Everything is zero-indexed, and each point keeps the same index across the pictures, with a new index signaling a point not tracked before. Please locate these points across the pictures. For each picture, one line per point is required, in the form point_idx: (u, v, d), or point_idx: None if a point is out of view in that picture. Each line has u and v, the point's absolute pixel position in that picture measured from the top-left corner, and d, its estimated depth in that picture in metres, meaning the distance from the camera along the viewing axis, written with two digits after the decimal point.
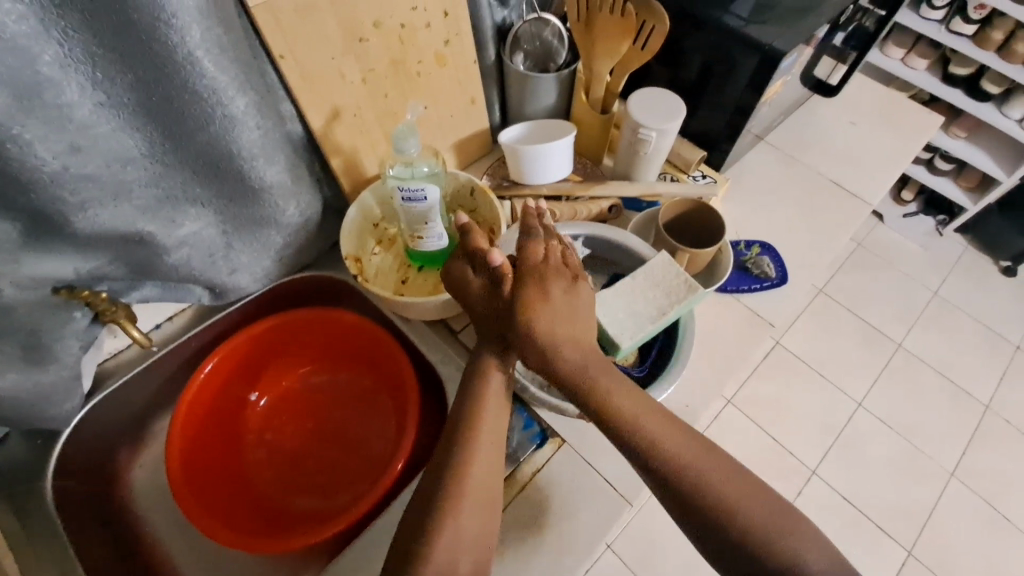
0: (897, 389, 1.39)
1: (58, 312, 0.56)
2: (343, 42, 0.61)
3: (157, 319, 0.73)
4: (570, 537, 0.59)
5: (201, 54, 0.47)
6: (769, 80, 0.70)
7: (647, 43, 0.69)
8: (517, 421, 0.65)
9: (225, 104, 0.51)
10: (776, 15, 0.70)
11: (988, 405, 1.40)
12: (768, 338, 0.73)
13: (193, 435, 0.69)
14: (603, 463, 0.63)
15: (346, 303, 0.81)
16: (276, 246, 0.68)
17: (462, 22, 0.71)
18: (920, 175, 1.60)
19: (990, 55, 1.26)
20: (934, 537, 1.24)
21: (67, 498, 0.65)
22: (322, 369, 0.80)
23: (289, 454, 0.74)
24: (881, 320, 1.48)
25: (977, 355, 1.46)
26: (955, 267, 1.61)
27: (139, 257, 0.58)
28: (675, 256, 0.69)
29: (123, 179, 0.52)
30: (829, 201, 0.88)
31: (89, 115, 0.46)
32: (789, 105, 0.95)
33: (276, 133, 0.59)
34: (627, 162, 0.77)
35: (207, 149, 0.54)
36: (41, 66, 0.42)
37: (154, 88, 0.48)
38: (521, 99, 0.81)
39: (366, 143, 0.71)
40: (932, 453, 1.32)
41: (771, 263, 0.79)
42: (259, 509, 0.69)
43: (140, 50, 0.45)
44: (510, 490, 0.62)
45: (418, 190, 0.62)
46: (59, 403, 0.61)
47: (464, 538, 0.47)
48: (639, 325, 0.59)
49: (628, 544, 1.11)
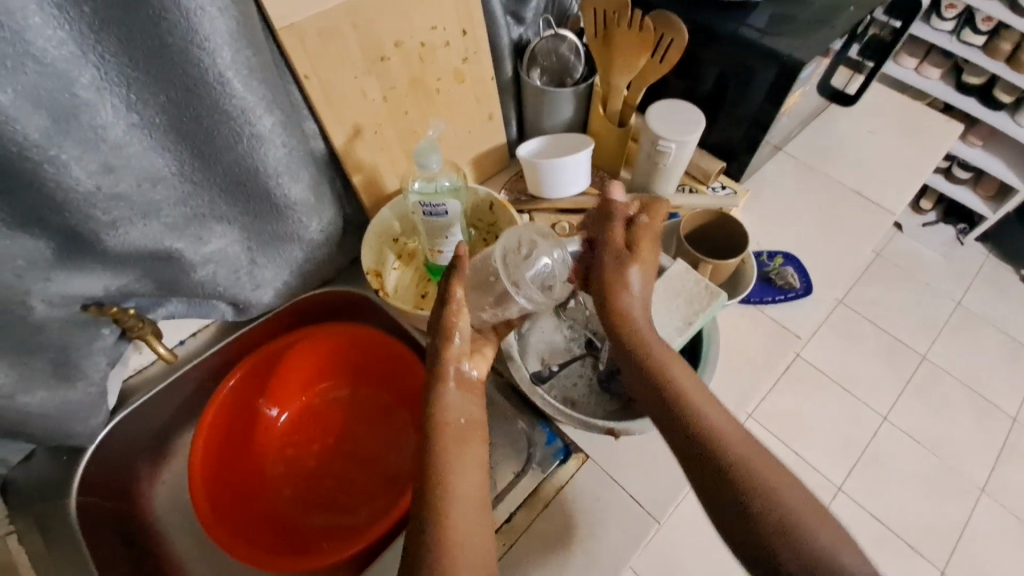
0: (923, 402, 1.36)
1: (87, 329, 0.57)
2: (365, 61, 0.63)
3: (180, 336, 0.73)
4: (595, 556, 0.58)
5: (231, 75, 0.48)
6: (788, 91, 0.70)
7: (665, 57, 0.69)
8: (540, 437, 0.65)
9: (253, 123, 0.52)
10: (792, 26, 0.71)
11: (1017, 417, 1.35)
12: (795, 350, 0.72)
13: (216, 450, 0.69)
14: (627, 479, 0.62)
15: (366, 317, 0.81)
16: (299, 262, 0.68)
17: (480, 40, 0.72)
18: (938, 184, 1.58)
19: (999, 66, 1.25)
20: (967, 556, 1.19)
21: (92, 516, 0.65)
22: (342, 384, 0.80)
23: (309, 471, 0.73)
24: (903, 331, 1.45)
25: (1003, 368, 1.42)
26: (977, 276, 1.58)
27: (165, 274, 0.59)
28: (698, 268, 0.68)
29: (153, 199, 0.52)
30: (850, 210, 0.87)
31: (122, 135, 0.47)
32: (806, 117, 0.94)
33: (301, 150, 0.59)
34: (646, 174, 0.77)
35: (234, 168, 0.55)
36: (77, 89, 0.43)
37: (185, 109, 0.49)
38: (537, 114, 0.81)
39: (387, 159, 0.71)
40: (961, 468, 1.28)
41: (795, 274, 0.78)
42: (282, 529, 0.69)
43: (174, 73, 0.46)
44: (503, 542, 0.59)
45: (440, 205, 0.64)
46: (85, 420, 0.61)
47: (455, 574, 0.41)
48: (667, 338, 0.58)
49: (647, 563, 1.09)
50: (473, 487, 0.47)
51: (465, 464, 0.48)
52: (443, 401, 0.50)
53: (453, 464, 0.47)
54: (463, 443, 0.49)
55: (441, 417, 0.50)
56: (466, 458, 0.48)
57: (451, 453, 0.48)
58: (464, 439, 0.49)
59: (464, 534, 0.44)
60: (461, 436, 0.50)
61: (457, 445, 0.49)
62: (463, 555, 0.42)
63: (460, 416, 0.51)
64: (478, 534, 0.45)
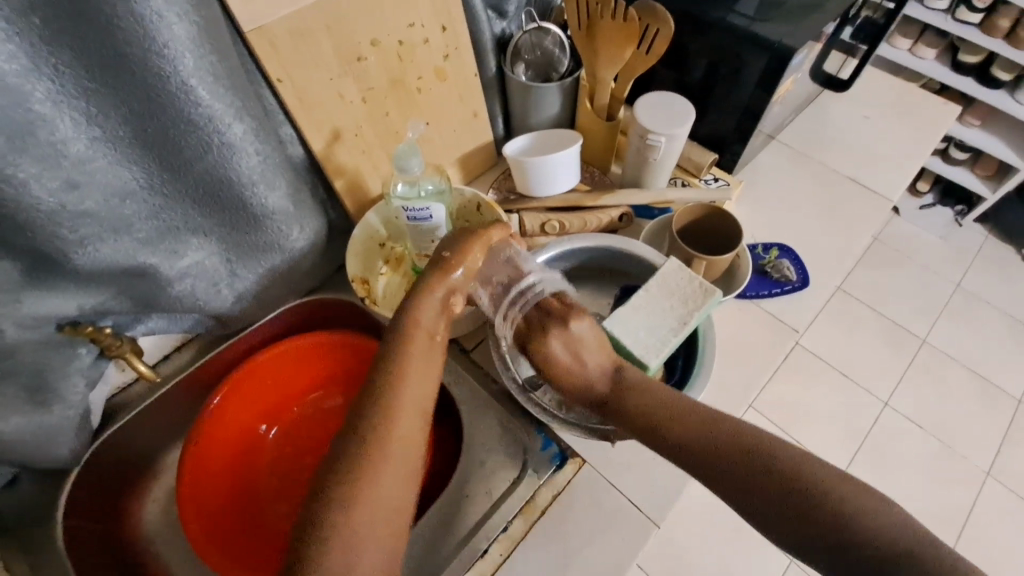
0: (924, 386, 1.34)
1: (63, 349, 0.55)
2: (341, 63, 0.60)
3: (164, 351, 0.72)
4: (593, 564, 0.56)
5: (196, 82, 0.46)
6: (780, 79, 0.68)
7: (651, 47, 0.67)
8: (535, 442, 0.62)
9: (222, 131, 0.50)
10: (781, 12, 0.68)
11: (1021, 399, 1.34)
12: (792, 343, 0.71)
13: (204, 465, 0.67)
14: (623, 481, 0.61)
15: (351, 322, 0.78)
16: (281, 272, 0.67)
17: (460, 36, 0.70)
18: (935, 166, 1.56)
19: (998, 43, 1.22)
20: (973, 541, 1.19)
21: (81, 538, 0.64)
22: (333, 393, 0.77)
23: (303, 485, 0.72)
24: (904, 316, 1.43)
25: (1005, 349, 1.41)
26: (977, 257, 1.56)
27: (142, 291, 0.57)
28: (691, 265, 0.66)
29: (123, 214, 0.50)
30: (847, 197, 0.85)
31: (84, 150, 0.45)
32: (799, 104, 0.92)
33: (276, 157, 0.57)
34: (637, 169, 0.75)
35: (206, 178, 0.53)
36: (33, 104, 0.41)
37: (149, 120, 0.47)
38: (524, 110, 0.79)
39: (369, 163, 0.69)
40: (966, 453, 1.27)
41: (791, 266, 0.76)
42: (274, 546, 0.67)
43: (135, 82, 0.44)
44: (500, 551, 0.58)
45: (424, 208, 0.62)
46: (66, 442, 0.60)
47: (381, 504, 0.39)
48: (662, 340, 0.55)
49: (652, 558, 1.09)
50: (423, 403, 0.45)
51: (424, 374, 0.47)
52: (420, 305, 0.50)
53: (411, 372, 0.46)
54: (431, 354, 0.48)
55: (413, 323, 0.49)
56: (426, 371, 0.47)
57: (415, 356, 0.47)
58: (431, 351, 0.48)
59: (398, 446, 0.42)
60: (429, 349, 0.49)
61: (423, 352, 0.48)
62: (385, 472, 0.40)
63: (432, 330, 0.50)
64: (414, 445, 0.43)
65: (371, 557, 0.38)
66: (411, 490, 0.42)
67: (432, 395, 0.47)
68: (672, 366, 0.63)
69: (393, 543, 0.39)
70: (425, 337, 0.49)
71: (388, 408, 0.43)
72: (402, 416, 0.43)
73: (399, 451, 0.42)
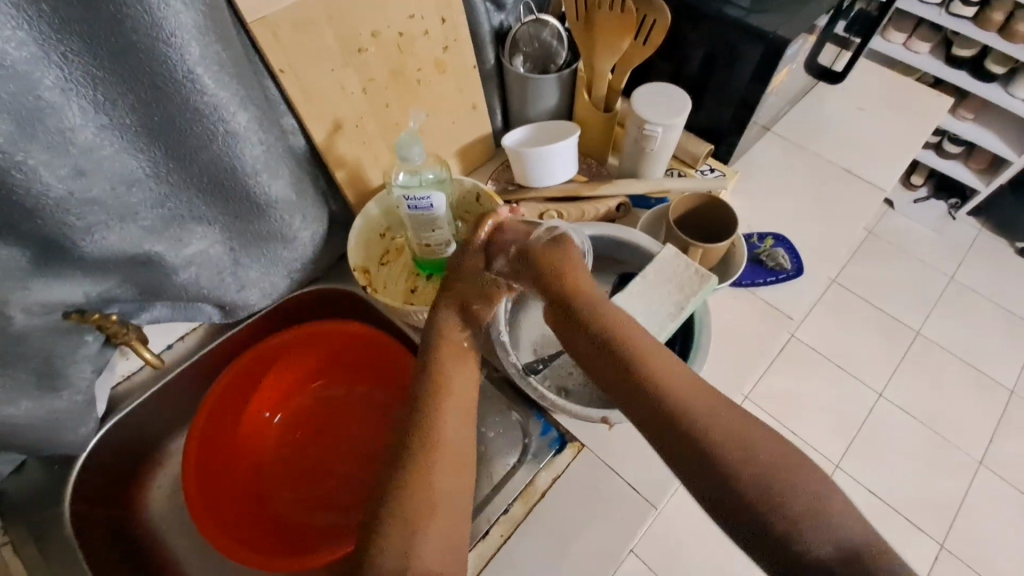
0: (918, 377, 1.36)
1: (70, 337, 0.56)
2: (342, 54, 0.61)
3: (168, 339, 0.72)
4: (592, 546, 0.58)
5: (201, 70, 0.47)
6: (775, 69, 0.69)
7: (648, 38, 0.68)
8: (535, 428, 0.65)
9: (227, 120, 0.51)
10: (776, 3, 0.69)
11: (1012, 389, 1.36)
12: (786, 331, 0.72)
13: (210, 452, 0.69)
14: (622, 465, 0.62)
15: (353, 314, 0.80)
16: (284, 261, 0.68)
17: (460, 28, 0.71)
18: (930, 160, 1.57)
19: (991, 37, 1.24)
20: (965, 529, 1.21)
21: (89, 524, 0.65)
22: (335, 382, 0.79)
23: (306, 472, 0.73)
24: (898, 308, 1.45)
25: (997, 340, 1.43)
26: (969, 249, 1.58)
27: (149, 278, 0.58)
28: (688, 253, 0.67)
29: (129, 202, 0.51)
30: (841, 188, 0.86)
31: (92, 138, 0.46)
32: (794, 95, 0.93)
33: (279, 147, 0.58)
34: (633, 160, 0.76)
35: (210, 167, 0.54)
36: (41, 91, 0.41)
37: (155, 108, 0.48)
38: (523, 102, 0.80)
39: (370, 153, 0.70)
40: (957, 442, 1.29)
41: (786, 254, 0.77)
42: (280, 530, 0.69)
43: (141, 70, 0.45)
44: (501, 532, 0.59)
45: (424, 198, 0.63)
46: (74, 428, 0.61)
47: (437, 490, 0.48)
48: (659, 324, 0.57)
49: (650, 548, 1.10)
50: (464, 405, 0.55)
51: (464, 376, 0.57)
52: (448, 319, 0.60)
53: (451, 380, 0.55)
54: (463, 360, 0.58)
55: (448, 334, 0.59)
56: (464, 379, 0.56)
57: (450, 363, 0.57)
58: (462, 356, 0.58)
59: (448, 443, 0.51)
60: (463, 355, 0.58)
61: (456, 362, 0.57)
62: (440, 468, 0.49)
63: (461, 338, 0.60)
64: (458, 439, 0.52)
65: (437, 544, 0.46)
66: (466, 476, 0.51)
67: (472, 398, 0.56)
68: (668, 351, 0.65)
69: (450, 527, 0.47)
70: (456, 346, 0.59)
71: (436, 413, 0.53)
72: (447, 430, 0.52)
73: (446, 451, 0.51)
